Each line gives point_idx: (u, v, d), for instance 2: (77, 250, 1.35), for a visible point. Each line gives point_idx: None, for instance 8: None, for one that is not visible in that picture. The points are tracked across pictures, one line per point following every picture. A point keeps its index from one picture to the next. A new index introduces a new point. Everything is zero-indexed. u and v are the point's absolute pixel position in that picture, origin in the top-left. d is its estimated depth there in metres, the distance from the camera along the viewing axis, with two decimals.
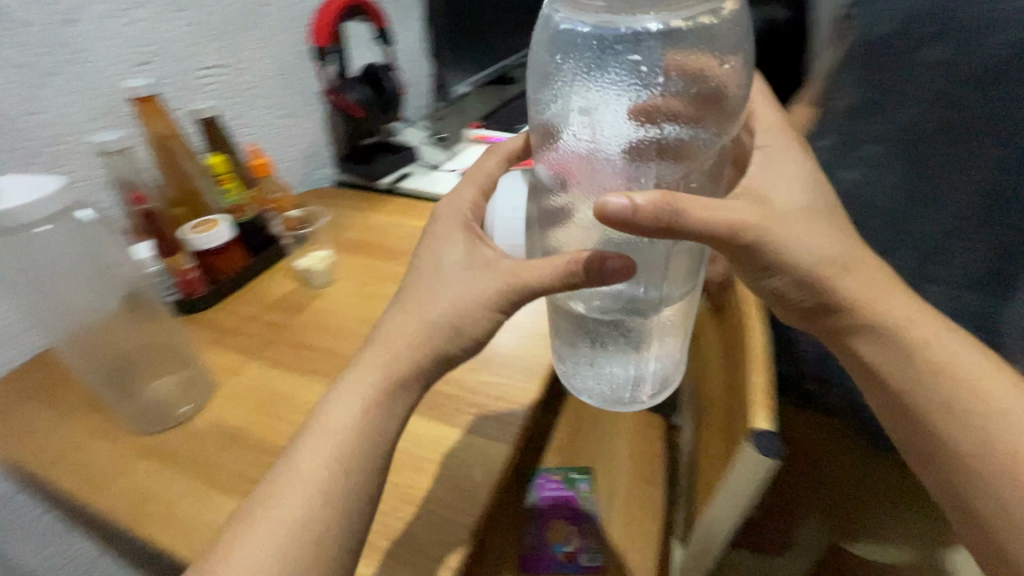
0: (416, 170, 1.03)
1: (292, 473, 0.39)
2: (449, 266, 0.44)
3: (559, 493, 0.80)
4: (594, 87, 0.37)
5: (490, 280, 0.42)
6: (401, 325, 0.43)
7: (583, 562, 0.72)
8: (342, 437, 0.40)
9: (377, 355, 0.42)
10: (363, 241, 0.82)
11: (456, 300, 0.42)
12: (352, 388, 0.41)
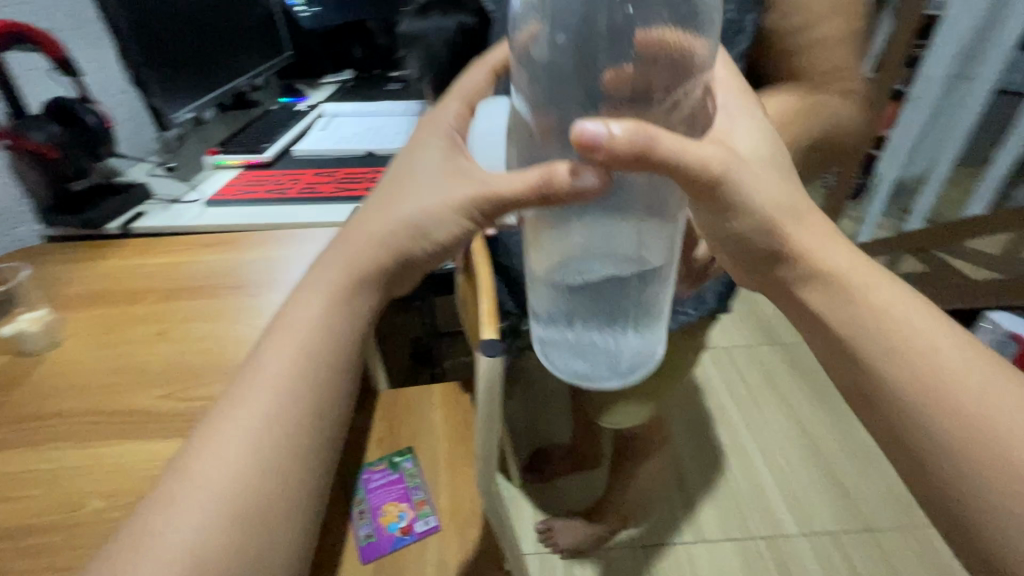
0: (150, 207, 0.94)
1: (199, 466, 0.40)
2: (424, 170, 0.43)
3: (387, 480, 0.84)
4: (548, 31, 0.34)
5: (463, 186, 0.41)
6: (365, 239, 0.44)
7: (419, 527, 0.79)
8: (247, 431, 0.41)
9: (284, 340, 0.43)
10: (101, 291, 0.74)
11: (398, 237, 0.43)
12: (259, 382, 0.42)
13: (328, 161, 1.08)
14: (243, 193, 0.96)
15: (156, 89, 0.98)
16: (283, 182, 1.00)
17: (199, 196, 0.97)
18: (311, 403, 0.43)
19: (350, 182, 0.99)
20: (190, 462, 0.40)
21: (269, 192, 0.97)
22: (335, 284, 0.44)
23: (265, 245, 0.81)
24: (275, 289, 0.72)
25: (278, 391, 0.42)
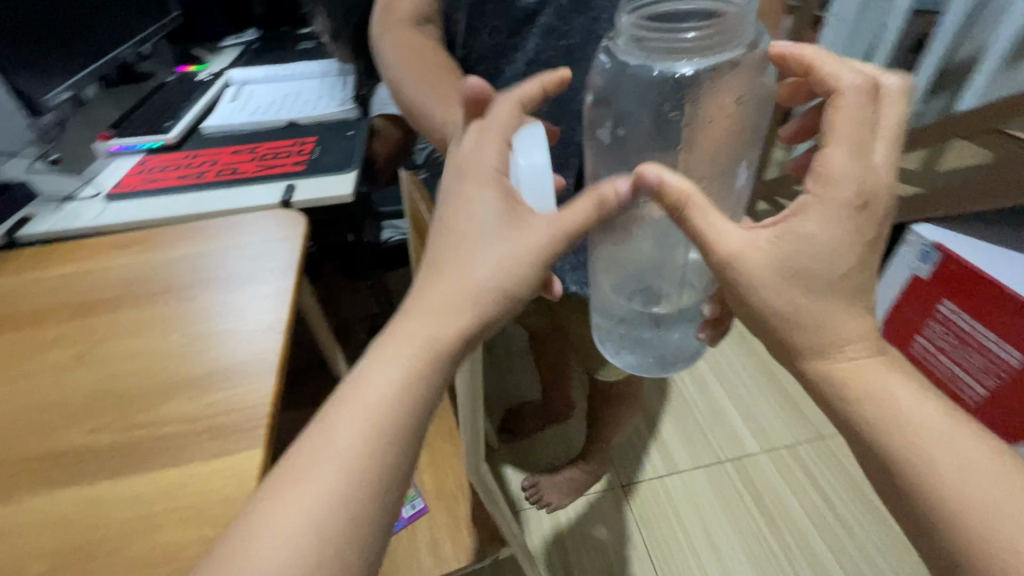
0: (37, 209, 0.81)
1: (281, 516, 0.33)
2: (483, 225, 0.40)
3: None
4: (632, 123, 0.53)
5: (535, 240, 0.40)
6: (447, 292, 0.40)
7: (407, 513, 0.77)
8: (337, 476, 0.35)
9: (383, 379, 0.38)
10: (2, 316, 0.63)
11: (489, 282, 0.39)
12: (350, 422, 0.36)
13: (246, 135, 0.96)
14: (150, 182, 0.84)
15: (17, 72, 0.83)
16: (197, 165, 0.88)
17: (98, 190, 0.84)
18: (404, 448, 0.37)
19: (276, 158, 0.89)
20: (253, 532, 0.33)
21: (182, 177, 0.85)
22: (431, 323, 0.39)
23: (199, 236, 0.71)
24: (211, 287, 0.64)
25: (376, 430, 0.36)
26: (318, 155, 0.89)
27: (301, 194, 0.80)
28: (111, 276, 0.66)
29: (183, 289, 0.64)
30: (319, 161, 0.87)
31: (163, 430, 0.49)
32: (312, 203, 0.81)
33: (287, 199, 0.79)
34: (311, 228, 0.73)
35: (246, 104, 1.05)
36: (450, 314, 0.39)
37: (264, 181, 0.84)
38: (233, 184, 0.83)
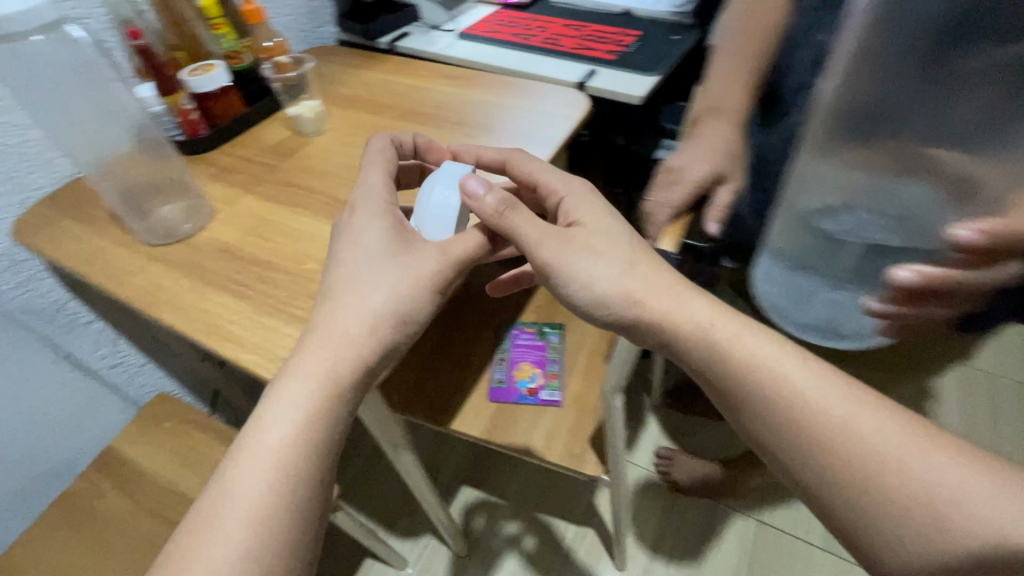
0: (413, 30, 1.01)
1: (204, 548, 0.40)
2: (370, 257, 0.48)
3: (532, 342, 0.89)
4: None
5: (427, 266, 0.48)
6: (340, 322, 0.46)
7: (544, 397, 0.83)
8: (244, 519, 0.41)
9: (274, 429, 0.43)
10: (364, 101, 0.83)
11: (384, 311, 0.46)
12: (254, 465, 0.42)
13: (581, 12, 1.01)
14: (491, 32, 0.97)
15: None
16: (530, 28, 0.97)
17: (455, 27, 1.01)
18: (306, 480, 0.43)
19: (594, 40, 0.91)
20: (201, 534, 0.41)
21: (515, 35, 0.95)
22: (320, 370, 0.44)
23: (500, 89, 0.82)
24: (489, 134, 0.74)
25: (276, 475, 0.42)
26: (632, 49, 0.88)
27: (598, 83, 0.82)
28: (436, 99, 0.82)
29: (471, 129, 0.76)
30: (629, 56, 0.86)
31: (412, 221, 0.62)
32: (603, 94, 0.81)
33: (583, 82, 0.82)
34: (588, 115, 0.78)
35: None
36: (338, 346, 0.45)
37: (574, 60, 0.87)
38: (547, 52, 0.90)
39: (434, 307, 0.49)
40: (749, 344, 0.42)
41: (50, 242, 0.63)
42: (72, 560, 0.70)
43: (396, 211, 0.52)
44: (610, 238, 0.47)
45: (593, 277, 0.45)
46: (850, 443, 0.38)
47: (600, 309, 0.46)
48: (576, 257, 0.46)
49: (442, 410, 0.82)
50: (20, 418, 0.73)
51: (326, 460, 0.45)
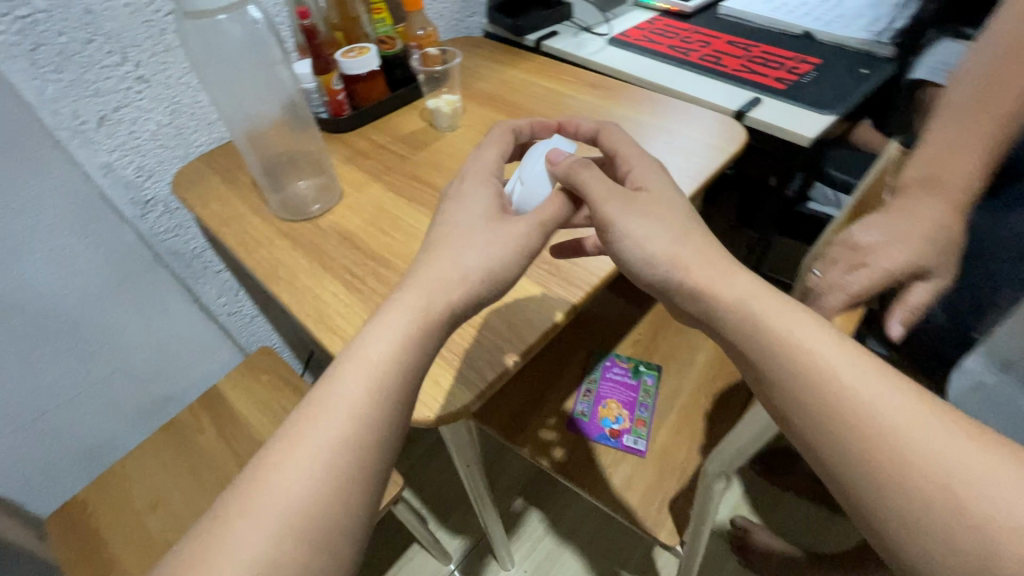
0: (563, 30, 0.97)
1: (226, 552, 0.31)
2: (471, 216, 0.44)
3: (623, 379, 0.84)
4: None
5: (519, 230, 0.44)
6: (441, 263, 0.42)
7: (626, 442, 0.77)
8: (284, 515, 0.33)
9: (338, 404, 0.36)
10: (502, 102, 0.81)
11: (477, 269, 0.42)
12: (304, 449, 0.35)
13: (752, 30, 0.91)
14: (647, 42, 0.90)
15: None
16: (691, 41, 0.89)
17: (607, 32, 0.95)
18: (363, 472, 0.35)
19: (764, 65, 0.81)
20: (267, 466, 0.35)
21: (673, 47, 0.88)
22: (398, 332, 0.39)
23: (647, 106, 0.77)
24: None
25: (347, 432, 0.35)
26: (808, 80, 0.77)
27: (761, 115, 0.72)
28: (575, 109, 0.77)
29: None
30: (804, 88, 0.75)
31: None
32: (765, 129, 0.72)
33: (743, 112, 0.73)
34: (742, 150, 0.69)
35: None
36: (419, 305, 0.40)
37: (736, 84, 0.78)
38: (705, 70, 0.82)
39: (521, 269, 0.44)
40: (793, 328, 0.36)
41: (197, 202, 0.67)
42: (166, 483, 0.77)
43: (496, 179, 0.48)
44: (669, 205, 0.43)
45: (647, 240, 0.41)
46: (869, 429, 0.32)
47: (648, 273, 0.42)
48: (632, 219, 0.42)
49: (517, 430, 0.80)
50: (151, 345, 0.82)
51: (388, 450, 0.37)
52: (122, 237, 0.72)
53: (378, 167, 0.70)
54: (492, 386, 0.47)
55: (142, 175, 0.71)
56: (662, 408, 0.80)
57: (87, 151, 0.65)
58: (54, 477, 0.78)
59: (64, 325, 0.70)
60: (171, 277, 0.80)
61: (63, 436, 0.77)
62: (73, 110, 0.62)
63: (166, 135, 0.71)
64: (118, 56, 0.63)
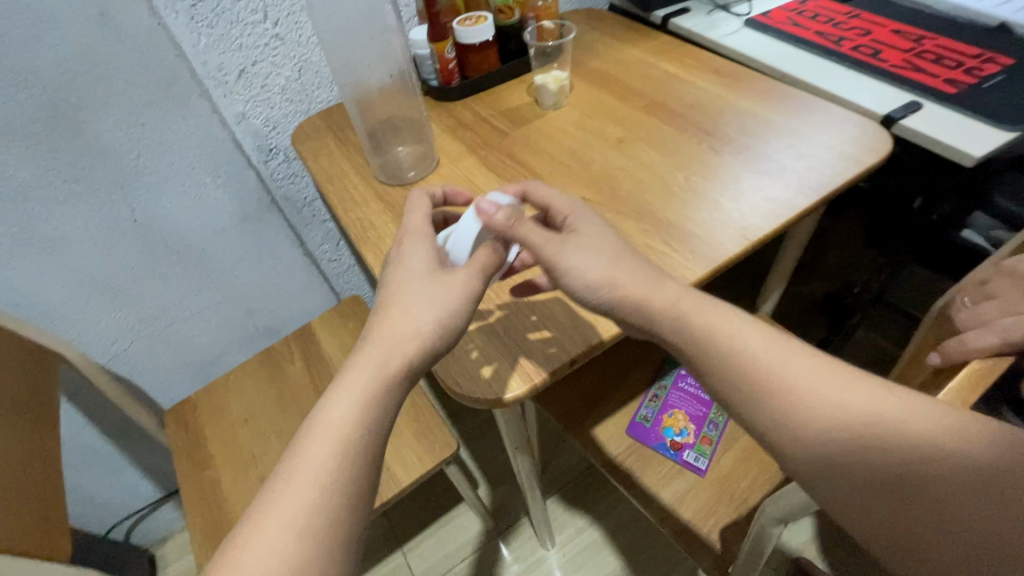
0: (696, 7, 0.89)
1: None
2: (417, 279, 0.46)
3: (694, 393, 0.79)
4: None
5: (461, 288, 0.45)
6: (394, 325, 0.44)
7: (687, 457, 0.73)
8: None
9: (303, 474, 0.38)
10: (612, 83, 0.76)
11: (431, 322, 0.44)
12: (275, 524, 0.36)
13: (928, 19, 0.77)
14: (791, 25, 0.80)
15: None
16: (846, 28, 0.77)
17: (746, 11, 0.85)
18: (338, 538, 0.37)
19: (935, 62, 0.68)
20: (245, 540, 0.36)
21: (821, 34, 0.77)
22: (360, 392, 0.41)
23: (775, 102, 0.68)
24: (741, 156, 0.62)
25: (320, 496, 0.37)
26: (990, 85, 0.63)
27: (918, 123, 0.61)
28: (692, 98, 0.71)
29: (721, 143, 0.64)
30: (983, 95, 0.62)
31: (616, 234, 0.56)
32: (919, 140, 0.61)
33: (895, 117, 0.62)
34: (884, 163, 0.60)
35: None
36: (376, 365, 0.42)
37: (893, 83, 0.67)
38: (856, 64, 0.71)
39: (471, 312, 0.45)
40: (722, 321, 0.42)
41: (311, 157, 0.72)
42: (258, 402, 0.87)
43: (430, 238, 0.49)
44: (599, 238, 0.47)
45: (584, 270, 0.45)
46: (781, 383, 0.39)
47: (591, 297, 0.45)
48: (567, 253, 0.45)
49: (574, 422, 0.79)
50: (260, 279, 0.91)
51: (359, 514, 0.38)
52: (247, 180, 0.80)
53: (476, 139, 0.70)
54: (547, 380, 0.47)
55: (269, 126, 0.77)
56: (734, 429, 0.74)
57: (226, 100, 0.71)
58: (174, 378, 0.91)
59: (194, 252, 0.81)
60: (282, 220, 0.88)
61: (185, 345, 0.89)
62: (217, 63, 0.68)
63: (293, 90, 0.77)
64: (258, 15, 0.68)
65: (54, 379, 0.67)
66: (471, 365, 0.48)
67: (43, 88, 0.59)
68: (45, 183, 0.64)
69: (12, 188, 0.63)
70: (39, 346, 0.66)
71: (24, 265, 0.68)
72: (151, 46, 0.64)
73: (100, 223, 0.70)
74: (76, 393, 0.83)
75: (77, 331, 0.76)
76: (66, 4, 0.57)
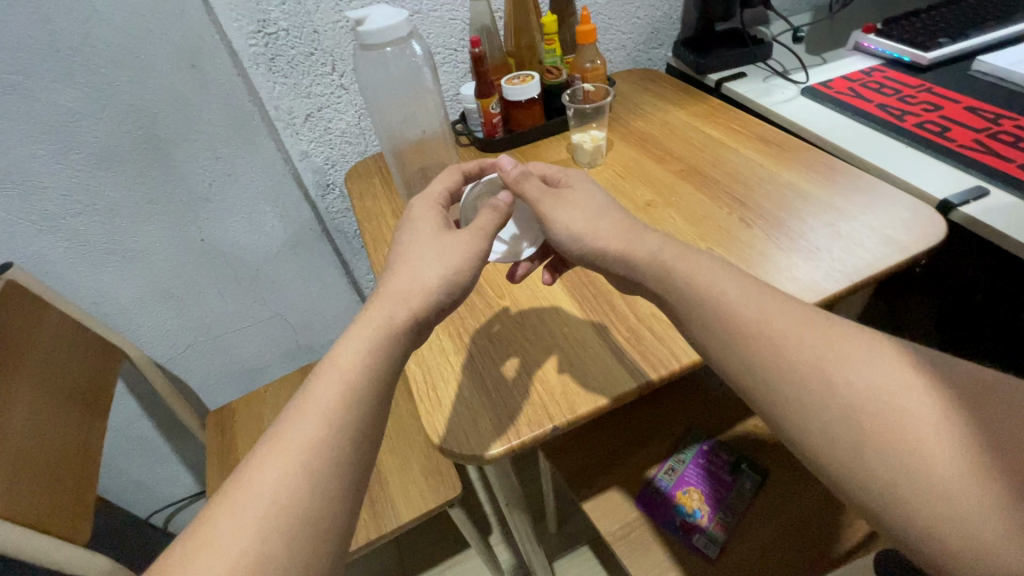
0: (753, 73, 0.87)
1: (217, 552, 0.33)
2: (422, 245, 0.49)
3: (715, 471, 0.71)
4: None
5: (465, 247, 0.48)
6: (407, 279, 0.46)
7: (695, 540, 0.65)
8: (269, 515, 0.35)
9: (315, 408, 0.39)
10: (653, 145, 0.76)
11: (437, 277, 0.46)
12: (287, 454, 0.37)
13: (1012, 97, 0.70)
14: (851, 96, 0.76)
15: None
16: (912, 101, 0.72)
17: (805, 79, 0.82)
18: (340, 483, 0.38)
19: (1011, 145, 0.62)
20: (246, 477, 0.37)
21: (883, 107, 0.72)
22: (364, 341, 0.43)
23: (820, 175, 0.65)
24: (773, 232, 0.59)
25: (320, 448, 0.38)
26: None
27: (980, 212, 0.55)
28: (733, 166, 0.69)
29: (753, 216, 0.61)
30: None
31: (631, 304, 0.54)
32: (982, 231, 0.55)
33: (954, 204, 0.57)
34: (936, 252, 0.54)
35: None
36: (383, 314, 0.44)
37: (957, 165, 0.61)
38: (921, 141, 0.65)
39: (475, 272, 0.49)
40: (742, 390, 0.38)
41: (358, 195, 0.77)
42: None
43: (441, 205, 0.54)
44: (590, 194, 0.52)
45: (572, 222, 0.49)
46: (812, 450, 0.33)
47: (576, 248, 0.49)
48: (560, 209, 0.50)
49: (582, 483, 0.73)
50: (307, 300, 0.98)
51: (364, 452, 0.40)
52: (302, 211, 0.87)
53: None
54: (523, 442, 0.45)
55: (328, 164, 0.85)
56: (757, 522, 0.66)
57: (292, 140, 0.80)
58: (222, 382, 1.00)
59: (249, 270, 0.89)
60: (330, 248, 0.94)
61: (233, 354, 0.97)
62: (285, 109, 0.77)
63: (352, 134, 0.83)
64: (324, 69, 0.75)
65: (112, 374, 0.75)
66: (453, 416, 0.47)
67: (138, 125, 0.69)
68: (132, 204, 0.74)
69: (105, 206, 0.73)
70: (105, 343, 0.76)
71: (107, 271, 0.78)
72: (230, 93, 0.72)
73: (174, 238, 0.80)
74: (136, 386, 0.93)
75: (145, 330, 0.86)
76: (166, 57, 0.66)
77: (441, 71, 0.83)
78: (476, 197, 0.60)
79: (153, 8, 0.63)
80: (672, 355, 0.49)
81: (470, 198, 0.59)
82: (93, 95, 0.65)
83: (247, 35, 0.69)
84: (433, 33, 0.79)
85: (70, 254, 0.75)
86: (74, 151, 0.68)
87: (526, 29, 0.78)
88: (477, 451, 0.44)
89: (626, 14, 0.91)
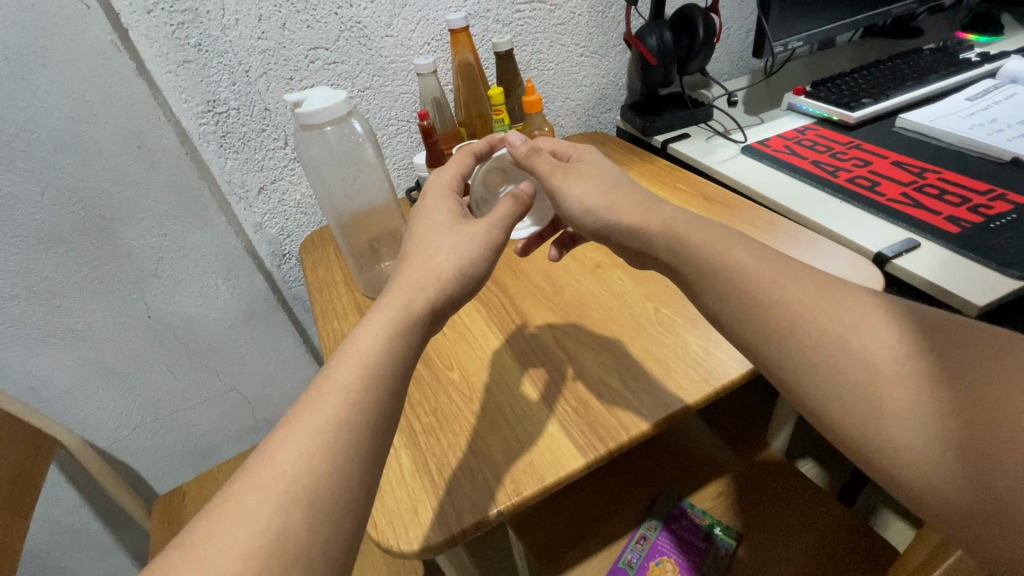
0: (696, 133, 0.92)
1: None
2: (437, 236, 0.48)
3: (689, 538, 0.67)
4: None
5: (480, 237, 0.47)
6: (403, 290, 0.45)
7: None
8: None
9: None
10: None
11: (452, 267, 0.46)
12: (302, 443, 0.35)
13: (932, 151, 0.74)
14: (788, 153, 0.79)
15: (774, 13, 0.84)
16: (844, 157, 0.76)
17: (743, 138, 0.87)
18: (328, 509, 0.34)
19: (937, 198, 0.65)
20: None
21: (818, 163, 0.76)
22: None
23: (762, 232, 0.66)
24: None
25: None
26: (999, 225, 0.59)
27: (914, 265, 0.57)
28: None
29: None
30: (989, 235, 0.58)
31: (581, 372, 0.53)
32: (915, 283, 0.56)
33: (888, 256, 0.58)
34: None
35: (984, 115, 0.77)
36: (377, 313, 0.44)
37: (888, 217, 0.63)
38: (859, 195, 0.68)
39: (489, 262, 0.48)
40: None
41: (310, 266, 0.76)
42: None
43: (455, 192, 0.53)
44: (600, 167, 0.51)
45: (585, 196, 0.49)
46: None
47: (590, 223, 0.49)
48: (571, 183, 0.50)
49: (552, 560, 0.68)
50: (264, 373, 0.95)
51: None
52: (255, 282, 0.85)
53: None
54: (466, 533, 0.41)
55: (283, 235, 0.83)
56: None
57: (245, 213, 0.79)
58: (172, 463, 0.95)
59: (202, 344, 0.86)
60: (287, 320, 0.92)
61: (184, 432, 0.92)
62: (251, 163, 0.76)
63: (308, 205, 0.83)
64: (286, 129, 0.75)
65: (42, 468, 0.70)
66: (393, 503, 0.44)
67: (82, 205, 0.68)
68: (72, 284, 0.72)
69: (45, 288, 0.71)
70: (36, 434, 0.71)
71: (45, 354, 0.75)
72: (178, 171, 0.72)
73: (117, 315, 0.77)
74: (75, 474, 0.87)
75: (85, 413, 0.82)
76: (111, 140, 0.66)
77: (394, 142, 0.85)
78: (486, 175, 0.57)
79: (98, 94, 0.64)
80: (620, 424, 0.47)
81: (479, 178, 0.56)
82: (35, 179, 0.65)
83: (197, 114, 0.69)
84: (382, 107, 0.81)
85: (4, 339, 0.72)
86: (13, 234, 0.66)
87: (474, 100, 0.81)
88: (417, 542, 0.41)
89: (572, 84, 0.96)
